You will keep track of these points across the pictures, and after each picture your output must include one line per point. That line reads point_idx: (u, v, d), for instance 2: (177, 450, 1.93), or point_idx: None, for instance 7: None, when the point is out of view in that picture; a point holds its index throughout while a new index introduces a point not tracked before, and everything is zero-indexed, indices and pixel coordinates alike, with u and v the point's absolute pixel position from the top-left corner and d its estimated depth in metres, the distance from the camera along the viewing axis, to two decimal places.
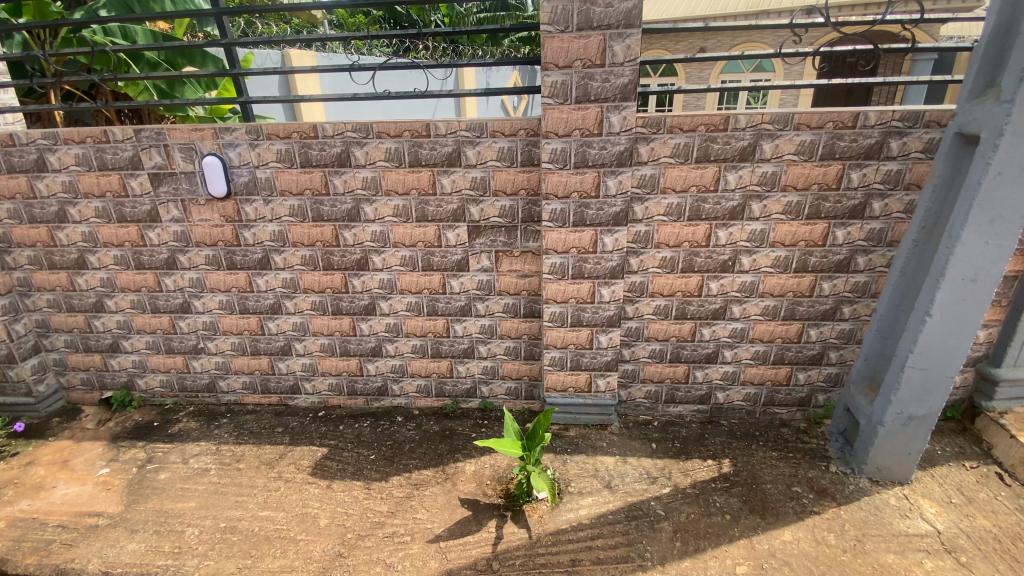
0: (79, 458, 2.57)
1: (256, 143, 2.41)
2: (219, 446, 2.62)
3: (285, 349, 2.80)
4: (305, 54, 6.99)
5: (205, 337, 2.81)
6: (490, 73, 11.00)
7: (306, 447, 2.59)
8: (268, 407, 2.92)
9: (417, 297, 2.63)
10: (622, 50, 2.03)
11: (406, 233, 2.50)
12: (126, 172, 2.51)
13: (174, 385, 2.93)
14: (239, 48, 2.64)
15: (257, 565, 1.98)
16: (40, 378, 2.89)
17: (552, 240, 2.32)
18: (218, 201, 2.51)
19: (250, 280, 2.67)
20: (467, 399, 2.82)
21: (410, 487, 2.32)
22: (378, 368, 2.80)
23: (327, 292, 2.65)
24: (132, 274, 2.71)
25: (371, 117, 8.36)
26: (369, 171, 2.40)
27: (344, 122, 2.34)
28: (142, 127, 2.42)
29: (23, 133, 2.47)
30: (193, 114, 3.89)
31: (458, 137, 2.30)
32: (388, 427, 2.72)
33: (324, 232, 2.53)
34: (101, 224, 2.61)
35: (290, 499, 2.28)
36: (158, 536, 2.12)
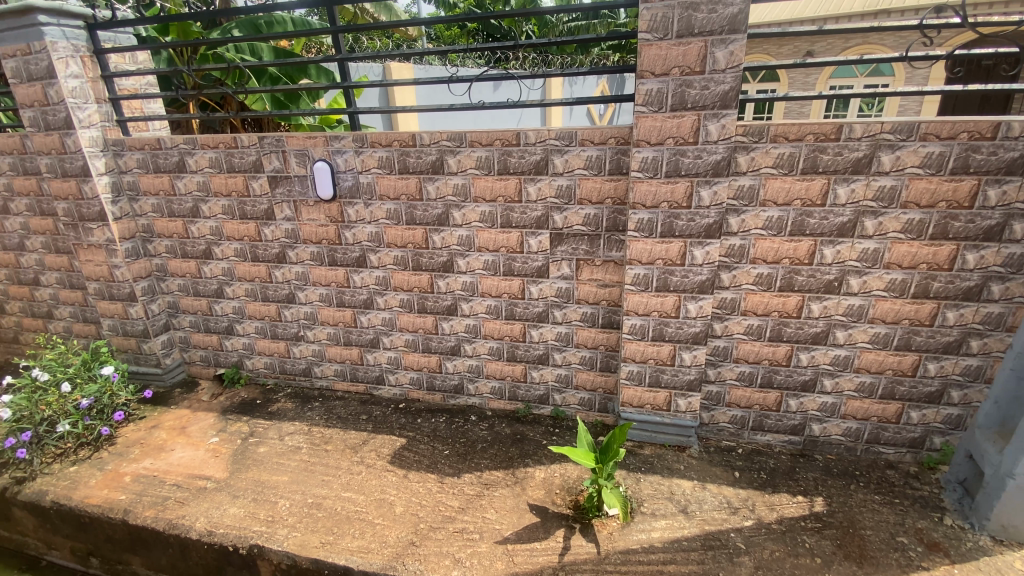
0: (194, 426, 2.89)
1: (361, 150, 2.59)
2: (310, 427, 2.84)
3: (373, 342, 2.97)
4: (403, 66, 7.43)
5: (305, 326, 3.06)
6: (577, 82, 11.05)
7: (386, 436, 2.73)
8: (355, 395, 3.11)
9: (497, 301, 2.68)
10: (725, 56, 1.96)
11: (491, 238, 2.56)
12: (250, 175, 2.80)
13: (276, 367, 3.21)
14: (350, 63, 2.84)
15: (338, 542, 2.11)
16: (168, 352, 3.29)
17: (637, 250, 2.27)
18: (324, 202, 2.73)
19: (347, 276, 2.87)
20: (540, 405, 2.82)
21: (481, 486, 2.37)
22: (456, 366, 2.88)
23: (414, 291, 2.79)
24: (248, 265, 3.01)
25: (460, 126, 8.70)
26: (460, 178, 2.50)
27: (440, 132, 2.45)
28: (265, 134, 2.70)
29: (169, 138, 2.84)
30: (305, 123, 4.24)
31: (547, 145, 2.33)
32: (462, 424, 2.80)
33: (415, 234, 2.67)
34: (226, 220, 2.94)
35: (370, 484, 2.41)
36: (253, 505, 2.32)
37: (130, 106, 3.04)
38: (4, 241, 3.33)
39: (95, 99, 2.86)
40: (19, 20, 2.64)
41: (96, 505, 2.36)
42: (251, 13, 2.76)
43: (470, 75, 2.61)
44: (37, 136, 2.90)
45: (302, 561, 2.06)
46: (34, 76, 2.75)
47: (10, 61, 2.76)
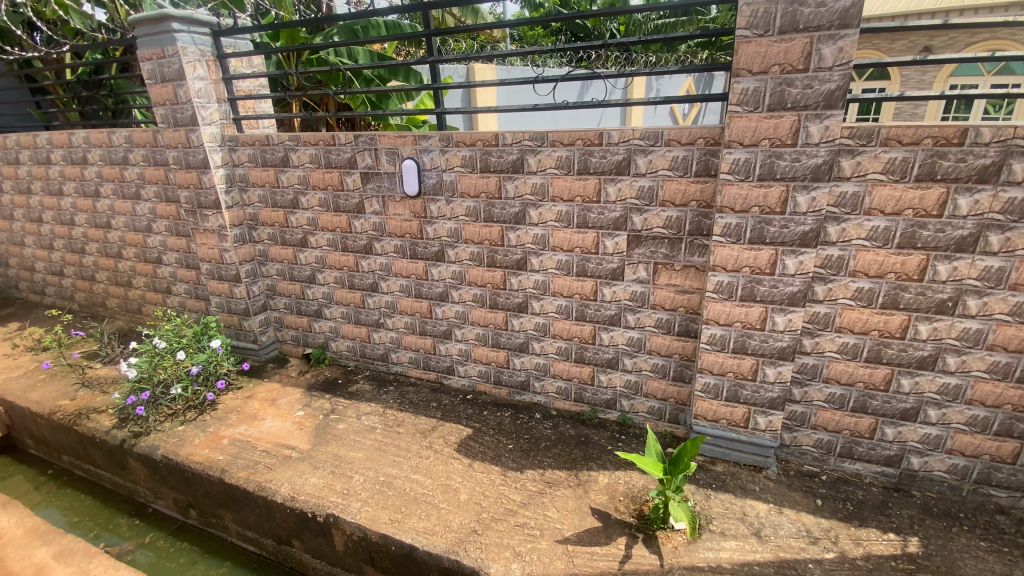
0: (283, 399, 3.15)
1: (446, 149, 2.69)
2: (385, 409, 2.99)
3: (446, 333, 3.08)
4: (487, 67, 7.57)
5: (385, 313, 3.23)
6: (661, 81, 10.72)
7: (453, 424, 2.82)
8: (427, 382, 3.24)
9: (568, 301, 2.68)
10: (833, 52, 1.83)
11: (567, 237, 2.56)
12: (344, 171, 3.00)
13: (357, 350, 3.42)
14: (440, 65, 2.94)
15: (405, 520, 2.21)
16: (264, 330, 3.61)
17: (722, 257, 2.18)
18: (410, 198, 2.86)
19: (426, 269, 2.99)
20: (606, 409, 2.79)
21: (543, 484, 2.38)
22: (523, 363, 2.92)
23: (488, 287, 2.85)
24: (338, 255, 3.23)
25: (539, 126, 8.73)
26: (539, 177, 2.52)
27: (523, 132, 2.49)
28: (360, 133, 2.87)
29: (276, 136, 3.11)
30: (394, 123, 4.42)
31: (631, 146, 2.30)
32: (527, 421, 2.83)
33: (492, 232, 2.73)
34: (322, 212, 3.17)
35: (437, 469, 2.50)
36: (331, 477, 2.49)
37: (244, 106, 3.36)
38: (136, 224, 3.79)
39: (215, 98, 3.18)
40: (157, 28, 2.99)
41: (199, 462, 2.64)
42: (352, 19, 2.95)
43: (556, 75, 2.59)
44: (167, 132, 3.27)
45: (372, 534, 2.18)
46: (167, 77, 3.10)
47: (148, 65, 3.13)
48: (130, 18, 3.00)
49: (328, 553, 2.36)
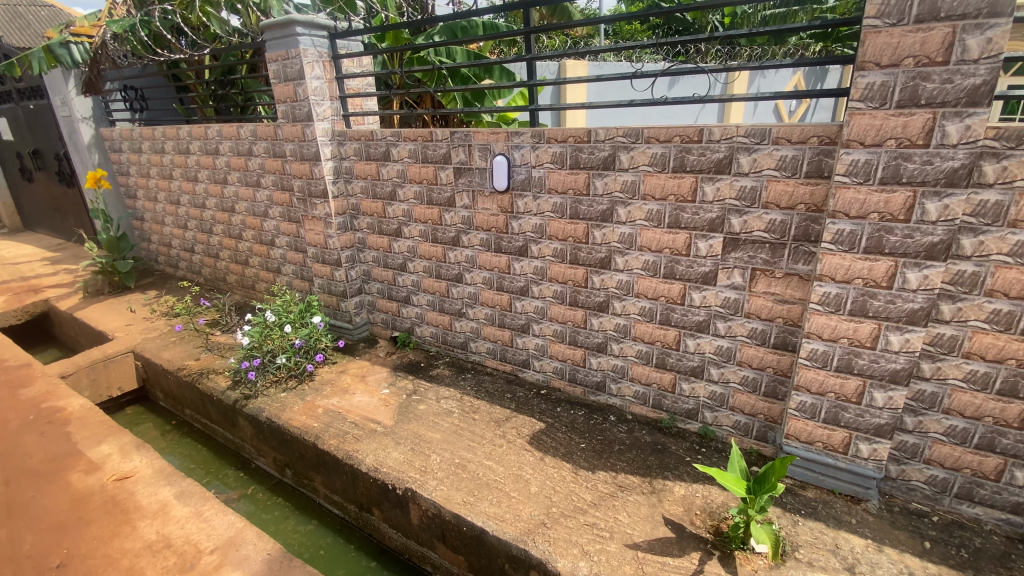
0: (371, 377, 3.37)
1: (537, 146, 2.72)
2: (462, 395, 3.10)
3: (524, 327, 3.12)
4: (579, 64, 7.51)
5: (467, 304, 3.34)
6: (765, 76, 10.02)
7: (527, 417, 2.86)
8: (503, 373, 3.31)
9: (652, 303, 2.61)
10: (980, 43, 1.63)
11: (655, 237, 2.50)
12: (439, 166, 3.14)
13: (439, 337, 3.57)
14: (537, 62, 2.96)
15: (477, 504, 2.28)
16: (358, 312, 3.88)
17: (831, 266, 2.02)
18: (499, 193, 2.93)
19: (509, 263, 3.05)
20: (686, 419, 2.69)
21: (615, 486, 2.35)
22: (600, 363, 2.89)
23: (569, 283, 2.85)
24: (428, 245, 3.38)
25: (629, 122, 8.51)
26: (631, 175, 2.48)
27: (616, 128, 2.46)
28: (456, 129, 2.99)
29: (380, 131, 3.31)
30: (486, 121, 4.52)
31: (733, 143, 2.19)
32: (600, 422, 2.80)
33: (577, 229, 2.72)
34: (416, 204, 3.33)
35: (509, 459, 2.55)
36: (410, 453, 2.63)
37: (352, 104, 3.62)
38: (255, 209, 4.22)
39: (329, 96, 3.45)
40: (283, 32, 3.30)
41: (297, 427, 2.90)
42: (454, 19, 3.07)
43: (655, 70, 2.52)
44: (286, 126, 3.60)
45: (446, 513, 2.27)
46: (289, 77, 3.41)
47: (274, 65, 3.46)
48: (262, 23, 3.34)
49: (404, 525, 2.50)
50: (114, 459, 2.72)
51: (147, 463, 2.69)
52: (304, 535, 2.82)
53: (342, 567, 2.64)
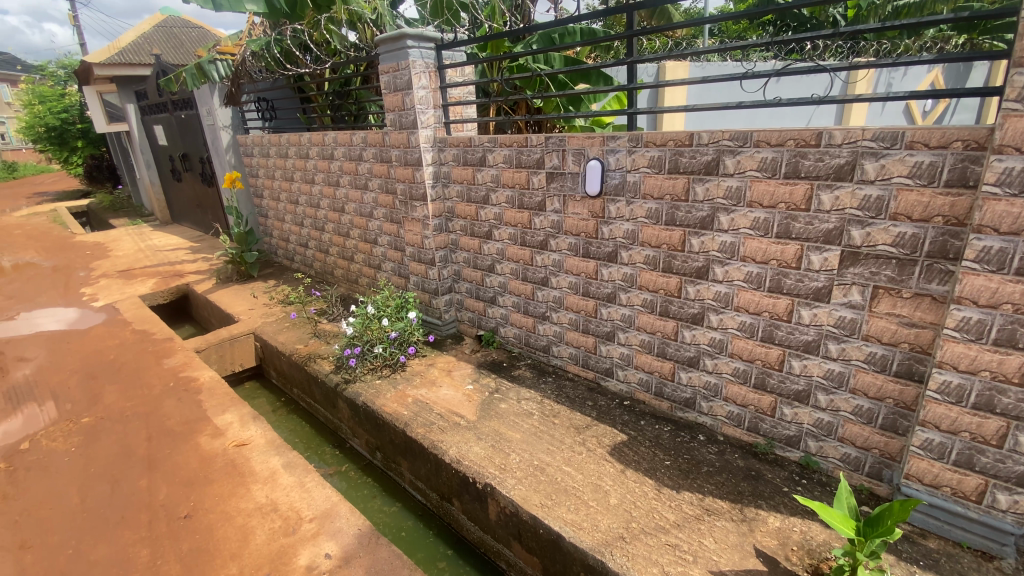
0: (457, 372, 3.50)
1: (634, 150, 2.67)
2: (543, 398, 3.12)
3: (610, 335, 3.07)
4: (679, 65, 7.23)
5: (552, 308, 3.35)
6: (894, 74, 8.99)
7: (608, 427, 2.81)
8: (585, 380, 3.28)
9: (753, 318, 2.45)
10: None
11: (760, 248, 2.34)
12: (532, 170, 3.17)
13: (522, 339, 3.62)
14: (639, 65, 2.87)
15: (554, 508, 2.28)
16: (447, 309, 4.05)
17: (973, 288, 1.77)
18: (591, 198, 2.91)
19: (597, 269, 3.01)
20: (785, 447, 2.50)
21: (700, 509, 2.24)
22: (690, 379, 2.76)
23: (660, 292, 2.76)
24: (517, 248, 3.44)
25: (732, 125, 8.04)
26: (736, 180, 2.35)
27: (722, 131, 2.34)
28: (551, 134, 3.00)
29: (478, 137, 3.43)
30: (580, 125, 4.49)
31: (857, 147, 2.01)
32: (688, 440, 2.68)
33: (672, 236, 2.63)
34: (507, 208, 3.40)
35: (589, 467, 2.52)
36: (491, 450, 2.69)
37: (453, 111, 3.79)
38: (362, 209, 4.57)
39: (432, 105, 3.64)
40: (395, 45, 3.52)
41: (388, 413, 3.09)
42: (554, 26, 3.08)
43: (770, 70, 2.35)
44: (393, 133, 3.85)
45: (523, 513, 2.30)
46: (398, 87, 3.64)
47: (386, 77, 3.72)
48: (377, 38, 3.59)
49: (482, 519, 2.57)
50: (235, 428, 3.07)
51: (261, 434, 3.00)
52: (389, 516, 3.00)
53: (421, 551, 2.77)
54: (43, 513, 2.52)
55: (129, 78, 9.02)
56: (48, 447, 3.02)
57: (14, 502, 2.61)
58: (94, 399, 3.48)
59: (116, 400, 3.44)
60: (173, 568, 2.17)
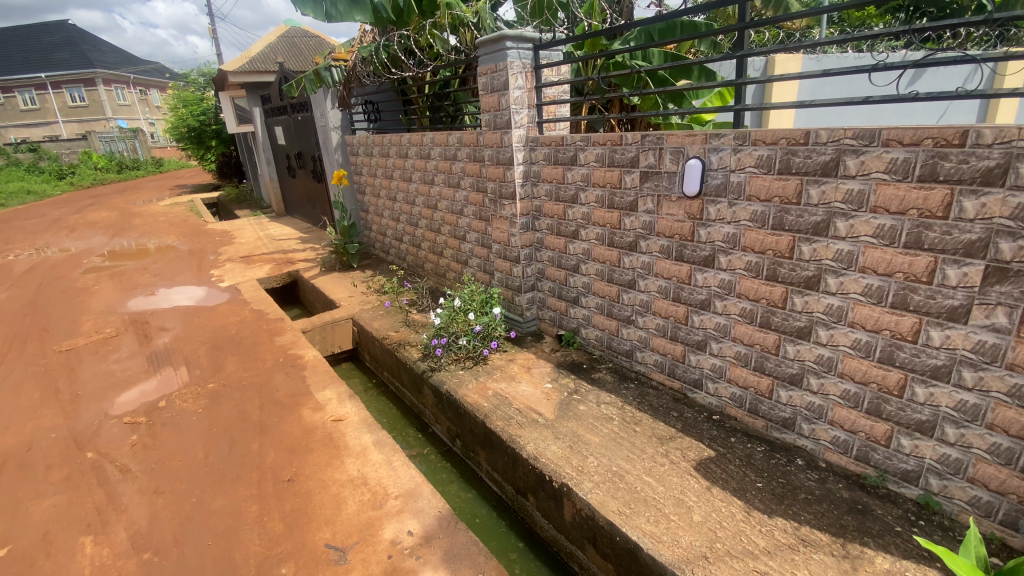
0: (537, 369, 3.53)
1: (740, 148, 2.52)
2: (624, 404, 3.05)
3: (700, 344, 2.93)
4: (790, 58, 6.70)
5: (638, 311, 3.26)
6: None
7: (694, 440, 2.69)
8: (669, 389, 3.16)
9: (870, 337, 2.21)
10: None
11: (884, 258, 2.11)
12: (626, 169, 3.10)
13: (604, 341, 3.56)
14: (749, 59, 2.68)
15: (632, 517, 2.22)
16: (529, 306, 4.09)
17: None
18: (688, 199, 2.80)
19: (691, 273, 2.88)
20: (900, 482, 2.24)
21: (795, 538, 2.07)
22: (791, 398, 2.56)
23: (762, 301, 2.59)
24: (604, 249, 3.38)
25: (848, 123, 7.32)
26: (858, 182, 2.14)
27: (844, 129, 2.15)
28: (648, 132, 2.92)
29: (571, 137, 3.41)
30: (676, 123, 4.31)
31: (1013, 148, 1.75)
32: (784, 463, 2.49)
33: (779, 242, 2.45)
34: (597, 208, 3.36)
35: (671, 480, 2.42)
36: (569, 450, 2.68)
37: (547, 111, 3.81)
38: (453, 207, 4.74)
39: (527, 105, 3.69)
40: (494, 47, 3.60)
41: (469, 404, 3.18)
42: (656, 21, 2.96)
43: (906, 62, 2.09)
44: (488, 133, 3.95)
45: (600, 517, 2.26)
46: (495, 88, 3.72)
47: (483, 78, 3.81)
48: (478, 40, 3.70)
49: (556, 518, 2.56)
50: (333, 404, 3.33)
51: (354, 412, 3.23)
52: (464, 501, 3.10)
53: (494, 540, 2.83)
54: (175, 464, 2.90)
55: (256, 84, 10.07)
56: (180, 407, 3.47)
57: (153, 452, 3.03)
58: (217, 368, 3.93)
59: (235, 371, 3.86)
60: (277, 525, 2.40)
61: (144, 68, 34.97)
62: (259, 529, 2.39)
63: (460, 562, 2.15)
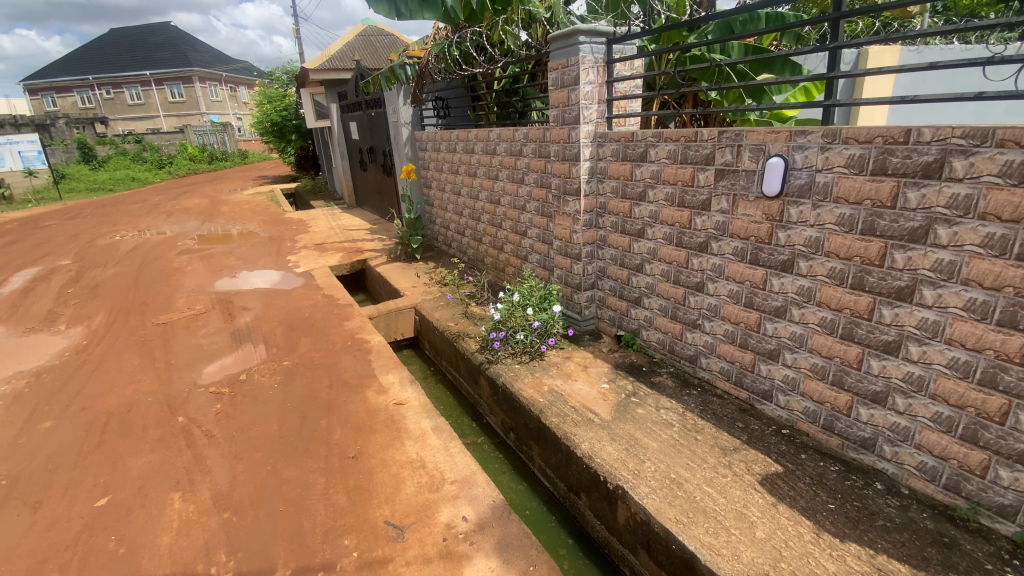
0: (594, 369, 3.50)
1: (828, 147, 2.36)
2: (685, 410, 2.96)
3: (772, 353, 2.79)
4: (886, 51, 6.19)
5: (705, 316, 3.15)
6: None
7: (760, 453, 2.56)
8: (735, 399, 3.03)
9: (970, 356, 2.02)
10: None
11: (992, 270, 1.92)
12: (699, 167, 2.99)
13: (666, 345, 3.47)
14: (845, 51, 2.48)
15: (690, 527, 2.15)
16: (588, 305, 4.06)
17: None
18: (767, 199, 2.66)
19: (766, 278, 2.75)
20: (996, 517, 2.03)
21: (870, 567, 1.93)
22: (872, 417, 2.38)
23: (844, 311, 2.41)
24: (671, 249, 3.29)
25: (951, 122, 6.64)
26: (966, 186, 1.95)
27: (952, 127, 1.96)
28: (726, 129, 2.80)
29: (642, 132, 3.33)
30: (754, 119, 4.10)
31: None
32: (860, 486, 2.32)
33: (868, 248, 2.28)
34: (666, 206, 3.27)
35: (733, 492, 2.33)
36: (625, 453, 2.64)
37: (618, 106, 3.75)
38: (516, 202, 4.78)
39: (597, 100, 3.64)
40: (567, 41, 3.58)
41: (525, 398, 3.21)
42: (739, 12, 2.80)
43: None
44: (555, 129, 3.93)
45: (656, 523, 2.21)
46: (565, 83, 3.69)
47: (554, 73, 3.80)
48: (550, 36, 3.69)
49: (609, 520, 2.54)
50: (395, 388, 3.47)
51: (415, 398, 3.34)
52: (516, 493, 3.14)
53: (544, 533, 2.84)
54: (253, 433, 3.14)
55: (334, 81, 10.59)
56: (259, 381, 3.75)
57: (234, 421, 3.29)
58: (292, 347, 4.20)
59: (307, 351, 4.11)
60: (341, 498, 2.54)
61: (234, 66, 37.71)
62: (325, 500, 2.54)
63: (512, 552, 2.18)
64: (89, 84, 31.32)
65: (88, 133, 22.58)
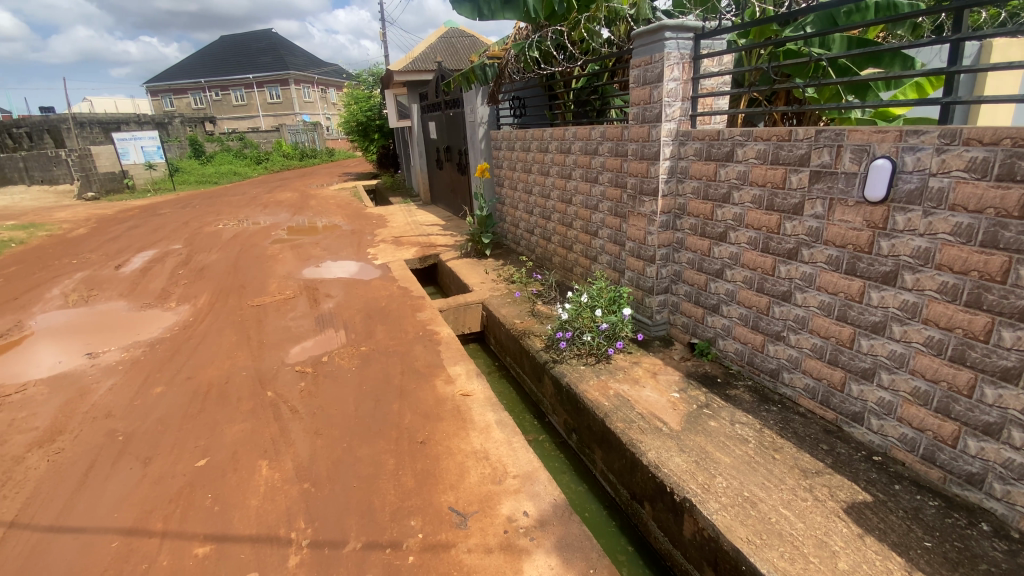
0: (664, 376, 3.40)
1: (946, 148, 2.13)
2: (762, 426, 2.80)
3: (866, 373, 2.56)
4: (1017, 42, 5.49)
5: (791, 328, 2.96)
6: None
7: (846, 480, 2.37)
8: (820, 420, 2.83)
9: None
10: None
11: None
12: (792, 168, 2.81)
13: (744, 356, 3.31)
14: (969, 44, 2.21)
15: (764, 549, 2.04)
16: (660, 309, 3.95)
17: None
18: (868, 204, 2.45)
19: (864, 289, 2.53)
20: None
21: None
22: (982, 451, 2.13)
23: (956, 331, 2.16)
24: (756, 254, 3.13)
25: None
26: None
27: None
28: (825, 127, 2.61)
29: (729, 131, 3.19)
30: (855, 118, 3.78)
31: None
32: (962, 525, 2.09)
33: (989, 262, 2.04)
34: (752, 209, 3.11)
35: (814, 518, 2.17)
36: (694, 465, 2.55)
37: (703, 104, 3.61)
38: (589, 202, 4.74)
39: (681, 97, 3.53)
40: (652, 38, 3.51)
41: (590, 400, 3.18)
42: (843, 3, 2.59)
43: None
44: (634, 127, 3.84)
45: (725, 541, 2.12)
46: (648, 81, 3.60)
47: (636, 70, 3.72)
48: (633, 33, 3.64)
49: (673, 531, 2.46)
50: (462, 379, 3.57)
51: (481, 391, 3.42)
52: (576, 494, 3.12)
53: (603, 537, 2.81)
54: (331, 413, 3.35)
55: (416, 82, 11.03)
56: (338, 363, 4.00)
57: (315, 399, 3.53)
58: (369, 334, 4.44)
59: (382, 339, 4.32)
60: (409, 481, 2.65)
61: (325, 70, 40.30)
62: (394, 480, 2.67)
63: (572, 552, 2.18)
64: (202, 87, 34.74)
65: (199, 131, 25.08)
